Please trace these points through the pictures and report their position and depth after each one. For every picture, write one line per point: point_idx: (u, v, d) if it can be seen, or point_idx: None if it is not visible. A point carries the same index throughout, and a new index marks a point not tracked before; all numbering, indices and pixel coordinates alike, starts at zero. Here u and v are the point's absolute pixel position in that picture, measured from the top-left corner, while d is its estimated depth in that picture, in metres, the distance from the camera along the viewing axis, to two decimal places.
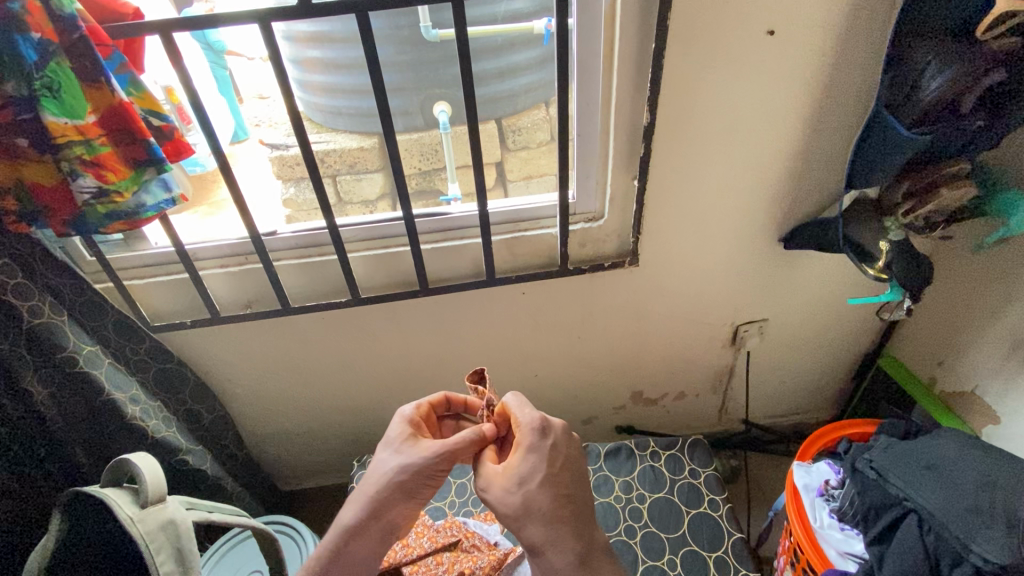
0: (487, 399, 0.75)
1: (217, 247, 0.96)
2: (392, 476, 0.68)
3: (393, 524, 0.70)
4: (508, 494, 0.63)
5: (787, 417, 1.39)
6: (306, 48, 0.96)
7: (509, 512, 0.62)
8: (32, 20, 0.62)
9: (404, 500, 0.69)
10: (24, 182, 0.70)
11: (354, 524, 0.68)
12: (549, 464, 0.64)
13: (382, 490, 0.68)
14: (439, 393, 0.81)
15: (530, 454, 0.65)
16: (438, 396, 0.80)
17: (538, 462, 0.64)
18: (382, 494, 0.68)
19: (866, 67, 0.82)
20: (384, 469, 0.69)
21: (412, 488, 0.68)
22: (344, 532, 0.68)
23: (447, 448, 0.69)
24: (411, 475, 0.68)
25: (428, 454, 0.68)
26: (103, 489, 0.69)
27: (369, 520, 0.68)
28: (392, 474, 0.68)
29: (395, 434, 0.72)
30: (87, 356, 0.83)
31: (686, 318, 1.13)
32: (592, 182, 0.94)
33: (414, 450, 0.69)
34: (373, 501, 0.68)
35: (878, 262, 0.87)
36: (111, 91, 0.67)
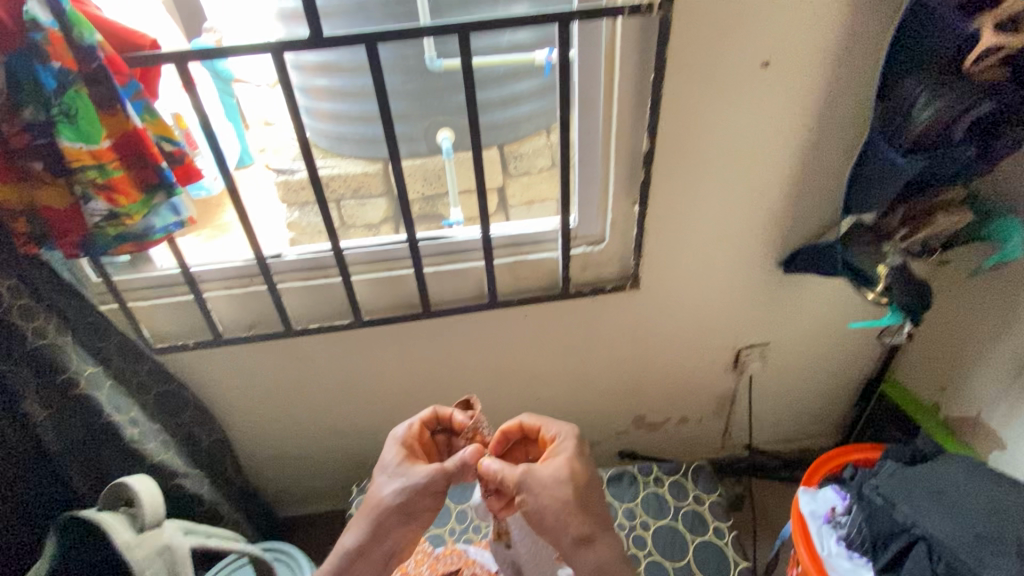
0: (477, 419, 0.75)
1: (221, 269, 0.96)
2: (391, 499, 0.69)
3: (396, 548, 0.70)
4: (560, 485, 0.67)
5: (790, 442, 1.38)
6: (314, 77, 0.99)
7: (562, 501, 0.66)
8: (53, 49, 0.64)
9: (405, 524, 0.70)
10: (36, 205, 0.71)
11: (355, 547, 0.70)
12: (587, 468, 0.71)
13: (381, 514, 0.69)
14: (430, 409, 0.80)
15: (574, 458, 0.71)
16: (429, 412, 0.79)
17: (580, 464, 0.71)
18: (382, 518, 0.69)
19: (859, 98, 0.85)
20: (383, 492, 0.70)
21: (413, 513, 0.69)
22: (345, 556, 0.70)
23: (445, 471, 0.69)
24: (411, 498, 0.69)
25: (427, 476, 0.69)
26: (99, 513, 0.69)
27: (371, 544, 0.69)
28: (391, 497, 0.69)
29: (390, 457, 0.74)
30: (89, 377, 0.83)
31: (688, 342, 1.14)
32: (594, 207, 0.95)
33: (413, 472, 0.70)
34: (373, 524, 0.69)
35: (878, 286, 0.90)
36: (126, 117, 0.69)
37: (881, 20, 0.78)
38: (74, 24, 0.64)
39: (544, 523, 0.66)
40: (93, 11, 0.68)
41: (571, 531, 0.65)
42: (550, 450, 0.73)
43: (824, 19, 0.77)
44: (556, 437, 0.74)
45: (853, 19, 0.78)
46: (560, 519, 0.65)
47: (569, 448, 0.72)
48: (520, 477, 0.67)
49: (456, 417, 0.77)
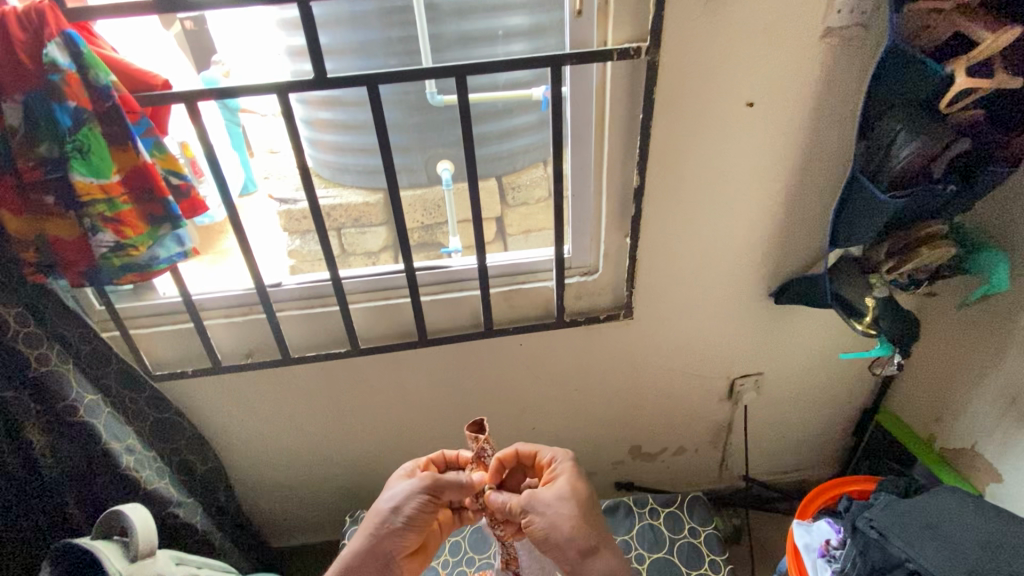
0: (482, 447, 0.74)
1: (223, 297, 0.99)
2: (382, 509, 0.76)
3: (388, 558, 0.76)
4: (563, 502, 0.72)
5: (788, 473, 1.37)
6: (318, 110, 1.03)
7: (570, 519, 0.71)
8: (70, 90, 0.67)
9: (393, 532, 0.75)
10: (45, 235, 0.74)
11: (348, 559, 0.75)
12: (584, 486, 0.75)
13: (372, 523, 0.76)
14: (436, 451, 0.84)
15: (571, 477, 0.76)
16: (436, 454, 0.84)
17: (577, 482, 0.75)
18: (372, 527, 0.76)
19: (842, 136, 0.88)
20: (385, 496, 0.77)
21: (402, 520, 0.75)
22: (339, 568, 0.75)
23: (431, 483, 0.76)
24: (399, 506, 0.75)
25: (416, 487, 0.76)
26: (92, 541, 0.70)
27: (362, 555, 0.75)
28: (382, 508, 0.76)
29: (397, 475, 0.81)
30: (87, 405, 0.83)
31: (682, 371, 1.14)
32: (587, 238, 0.98)
33: (403, 484, 0.77)
34: (365, 535, 0.76)
35: (866, 318, 0.91)
36: (136, 153, 0.72)
37: (860, 63, 0.82)
38: (91, 66, 0.68)
39: (549, 540, 0.70)
40: (107, 53, 0.71)
41: (577, 544, 0.69)
42: (549, 473, 0.77)
43: (805, 62, 0.81)
44: (552, 461, 0.78)
45: (833, 62, 0.82)
46: (569, 534, 0.70)
47: (566, 470, 0.76)
48: (524, 502, 0.72)
49: (462, 455, 0.82)
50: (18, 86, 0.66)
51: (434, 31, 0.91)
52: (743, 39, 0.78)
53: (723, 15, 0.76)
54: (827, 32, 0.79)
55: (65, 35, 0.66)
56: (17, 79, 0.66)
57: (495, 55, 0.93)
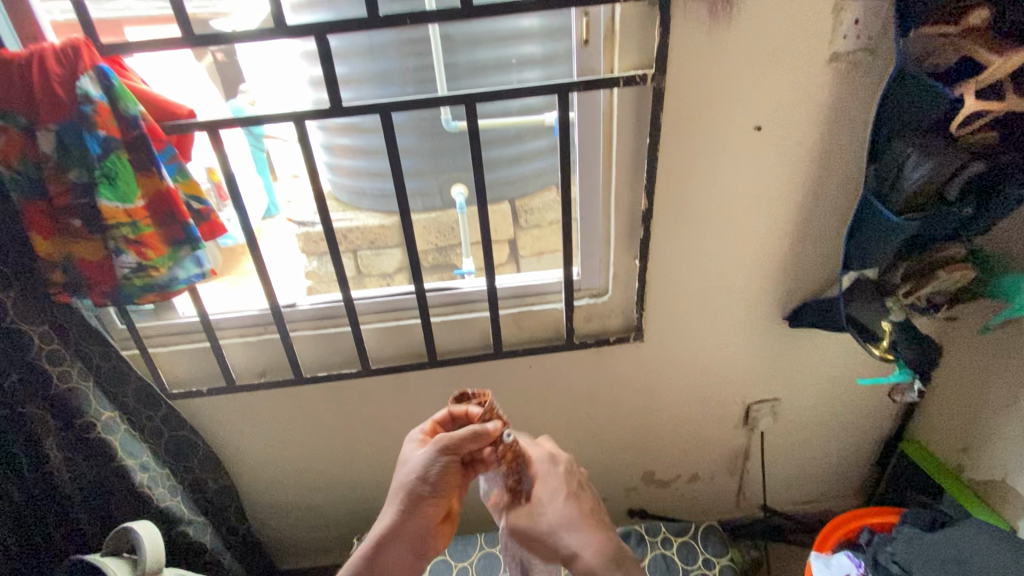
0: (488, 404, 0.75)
1: (239, 317, 1.01)
2: (408, 476, 0.72)
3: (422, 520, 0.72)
4: None
5: (809, 502, 1.32)
6: (337, 136, 1.06)
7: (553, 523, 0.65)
8: (100, 119, 0.71)
9: (424, 495, 0.72)
10: (72, 257, 0.77)
11: (382, 532, 0.71)
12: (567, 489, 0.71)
13: (401, 491, 0.72)
14: (444, 410, 0.79)
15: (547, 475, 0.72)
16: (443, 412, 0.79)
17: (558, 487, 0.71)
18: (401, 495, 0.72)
19: (854, 158, 0.87)
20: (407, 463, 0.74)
21: (431, 482, 0.71)
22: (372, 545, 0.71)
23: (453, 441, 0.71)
24: (427, 469, 0.71)
25: (433, 452, 0.71)
26: (103, 558, 0.72)
27: (396, 527, 0.71)
28: (406, 479, 0.72)
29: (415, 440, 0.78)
30: (105, 422, 0.85)
31: (695, 396, 1.13)
32: (596, 261, 0.98)
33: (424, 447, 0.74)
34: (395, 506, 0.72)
35: (883, 341, 0.90)
36: (159, 178, 0.75)
37: (869, 86, 0.82)
38: (121, 98, 0.72)
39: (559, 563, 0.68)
40: (137, 85, 0.75)
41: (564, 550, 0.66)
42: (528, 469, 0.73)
43: (813, 86, 0.82)
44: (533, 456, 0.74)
45: (842, 85, 0.82)
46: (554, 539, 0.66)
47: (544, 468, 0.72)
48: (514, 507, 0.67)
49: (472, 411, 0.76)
50: (53, 116, 0.70)
51: (449, 60, 0.93)
52: (749, 63, 0.79)
53: (729, 42, 0.77)
54: (834, 56, 0.80)
55: (98, 69, 0.71)
56: (52, 109, 0.69)
57: (509, 83, 0.96)
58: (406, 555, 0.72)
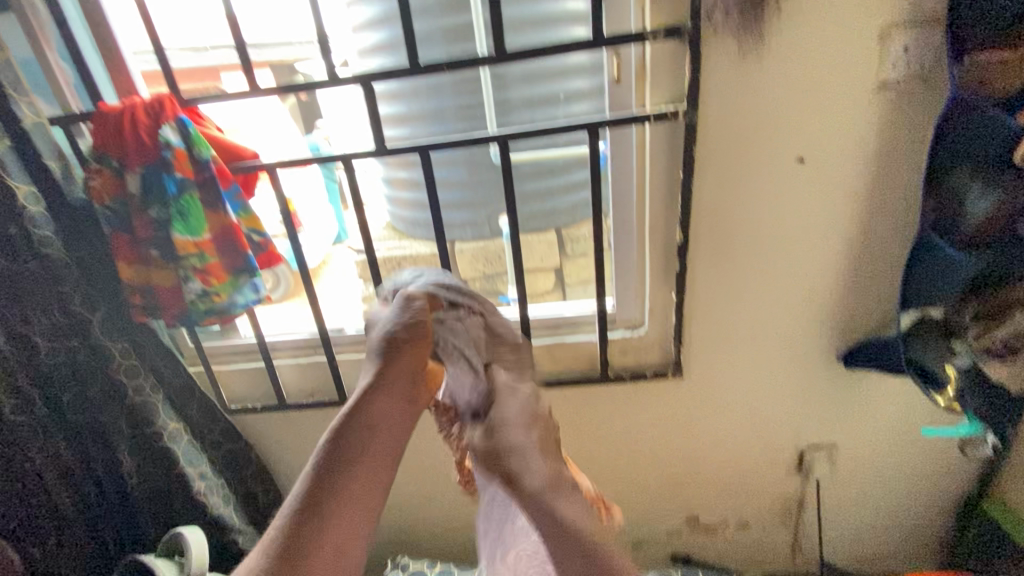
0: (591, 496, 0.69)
1: (292, 340, 1.09)
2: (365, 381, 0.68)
3: (388, 427, 0.67)
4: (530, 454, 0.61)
5: (877, 563, 1.20)
6: (398, 170, 1.14)
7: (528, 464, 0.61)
8: (177, 163, 0.80)
9: (387, 389, 0.67)
10: (149, 283, 0.87)
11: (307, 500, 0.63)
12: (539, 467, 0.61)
13: (357, 399, 0.67)
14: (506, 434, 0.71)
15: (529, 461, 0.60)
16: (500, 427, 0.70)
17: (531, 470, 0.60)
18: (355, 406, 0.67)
19: (912, 188, 0.82)
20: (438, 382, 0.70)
21: (391, 390, 0.67)
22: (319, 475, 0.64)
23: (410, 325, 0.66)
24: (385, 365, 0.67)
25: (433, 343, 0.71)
26: (156, 559, 0.81)
27: (345, 445, 0.65)
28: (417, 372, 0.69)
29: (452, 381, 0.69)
30: (170, 433, 0.94)
31: (742, 437, 1.07)
32: (631, 294, 0.98)
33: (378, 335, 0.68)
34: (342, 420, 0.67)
35: (948, 390, 0.82)
36: (225, 215, 0.83)
37: (925, 114, 0.77)
38: (196, 144, 0.81)
39: None
40: (211, 132, 0.85)
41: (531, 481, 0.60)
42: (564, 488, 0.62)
43: (861, 115, 0.78)
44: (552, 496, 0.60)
45: (893, 114, 0.78)
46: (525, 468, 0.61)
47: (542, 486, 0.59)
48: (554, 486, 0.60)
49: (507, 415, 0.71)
50: (140, 160, 0.80)
51: (501, 97, 0.97)
52: (790, 94, 0.77)
53: (765, 75, 0.76)
54: (882, 85, 0.76)
55: (179, 120, 0.80)
56: (140, 154, 0.80)
57: (557, 116, 0.99)
58: (369, 473, 0.65)
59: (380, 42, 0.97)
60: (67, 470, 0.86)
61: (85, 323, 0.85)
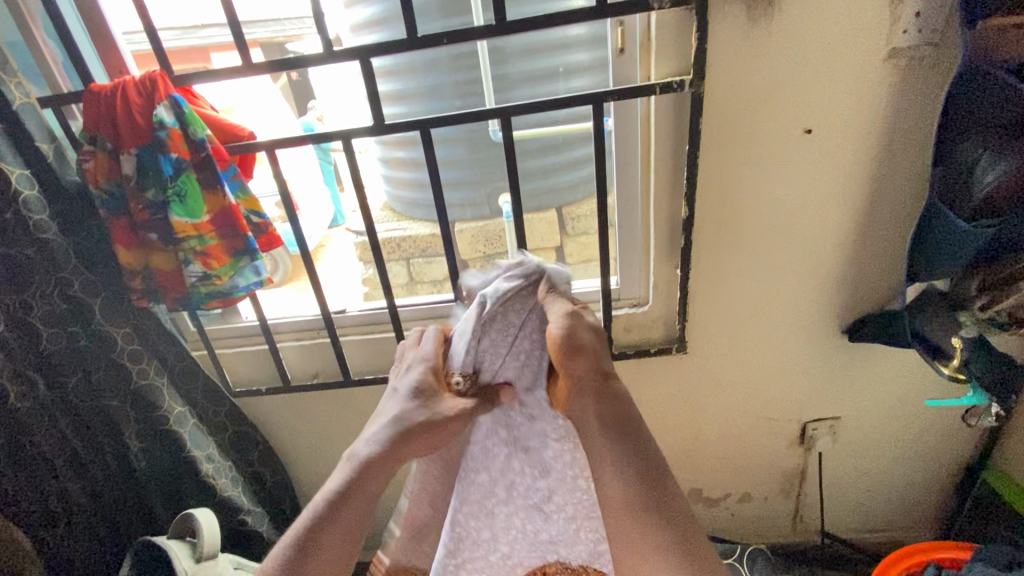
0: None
1: (296, 322, 1.09)
2: (364, 454, 0.58)
3: (371, 507, 0.58)
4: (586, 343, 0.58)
5: (876, 532, 1.22)
6: (394, 150, 1.12)
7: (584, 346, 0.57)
8: (173, 143, 0.78)
9: (387, 467, 0.57)
10: (149, 266, 0.86)
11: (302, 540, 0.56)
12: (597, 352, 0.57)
13: (348, 481, 0.57)
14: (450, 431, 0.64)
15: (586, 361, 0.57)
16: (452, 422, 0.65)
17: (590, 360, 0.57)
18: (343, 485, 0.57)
19: (920, 159, 0.81)
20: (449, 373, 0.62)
21: (394, 462, 0.57)
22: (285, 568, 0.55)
23: (477, 403, 0.59)
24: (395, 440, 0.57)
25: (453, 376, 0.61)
26: (169, 541, 0.82)
27: (324, 532, 0.56)
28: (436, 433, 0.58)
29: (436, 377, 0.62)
30: (177, 416, 0.94)
31: (745, 412, 1.08)
32: (635, 270, 0.97)
33: (417, 411, 0.58)
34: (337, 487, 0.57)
35: (953, 360, 0.82)
36: (223, 196, 0.82)
37: (937, 81, 0.76)
38: (190, 123, 0.79)
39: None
40: (206, 112, 0.83)
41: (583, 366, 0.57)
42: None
43: (869, 85, 0.77)
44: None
45: (903, 82, 0.76)
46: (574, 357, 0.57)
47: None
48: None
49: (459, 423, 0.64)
50: (135, 141, 0.79)
51: (500, 72, 0.96)
52: (798, 63, 0.75)
53: (773, 44, 0.74)
54: (892, 53, 0.74)
55: (172, 98, 0.78)
56: (134, 136, 0.78)
57: (556, 91, 0.98)
58: (337, 564, 0.57)
59: (373, 16, 0.95)
60: (75, 454, 0.86)
61: (87, 309, 0.84)
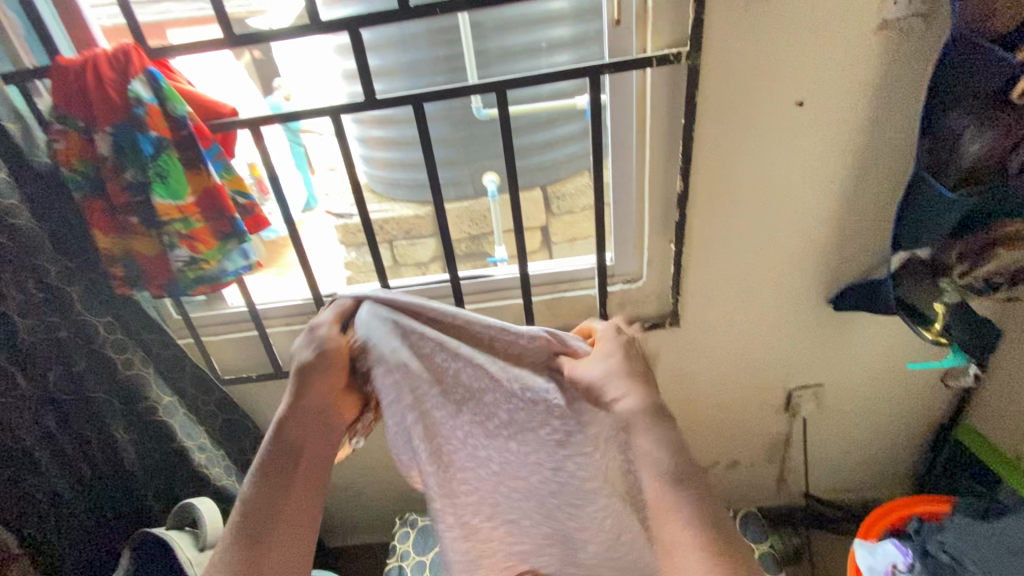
0: None
1: (284, 306, 1.06)
2: (279, 412, 0.62)
3: (316, 452, 0.61)
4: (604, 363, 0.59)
5: (854, 491, 1.29)
6: (371, 129, 1.09)
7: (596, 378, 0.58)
8: (151, 120, 0.74)
9: (312, 408, 0.62)
10: (129, 252, 0.82)
11: (246, 510, 0.57)
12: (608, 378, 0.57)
13: (274, 439, 0.60)
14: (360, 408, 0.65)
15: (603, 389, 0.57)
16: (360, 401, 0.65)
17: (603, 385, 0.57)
18: (277, 441, 0.60)
19: (906, 130, 0.83)
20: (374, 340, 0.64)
21: (311, 407, 0.61)
22: (236, 541, 0.55)
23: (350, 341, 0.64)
24: (302, 383, 0.62)
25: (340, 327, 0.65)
26: (168, 531, 0.81)
27: (264, 495, 0.58)
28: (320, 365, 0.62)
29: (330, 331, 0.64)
30: (165, 406, 0.92)
31: (735, 381, 1.11)
32: (630, 245, 0.98)
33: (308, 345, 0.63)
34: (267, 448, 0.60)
35: (935, 324, 0.86)
36: (207, 175, 0.78)
37: (925, 49, 0.77)
38: (169, 99, 0.75)
39: None
40: (183, 87, 0.79)
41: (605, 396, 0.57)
42: None
43: (860, 57, 0.78)
44: None
45: (893, 53, 0.77)
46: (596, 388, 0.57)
47: None
48: None
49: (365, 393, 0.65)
50: (108, 118, 0.74)
51: (479, 48, 0.95)
52: (790, 34, 0.76)
53: (767, 16, 0.75)
54: (883, 24, 0.76)
55: (147, 72, 0.74)
56: (106, 110, 0.74)
57: (539, 67, 0.97)
58: (289, 517, 0.57)
59: None
60: (59, 450, 0.83)
61: (66, 299, 0.80)
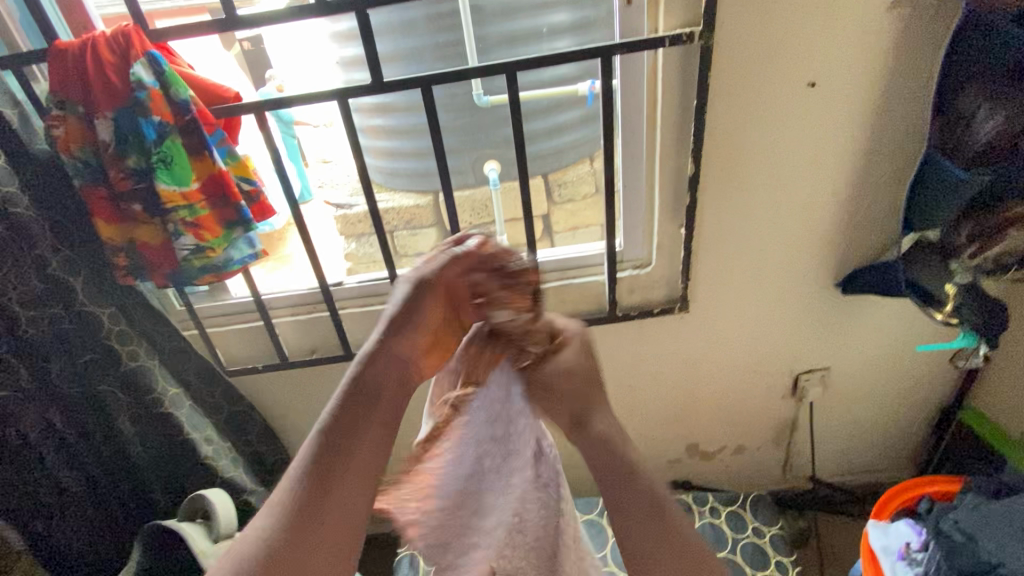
0: None
1: (289, 296, 1.05)
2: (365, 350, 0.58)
3: (397, 397, 0.57)
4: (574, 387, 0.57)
5: (858, 474, 1.30)
6: (370, 116, 1.05)
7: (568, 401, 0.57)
8: (153, 105, 0.73)
9: (396, 358, 0.58)
10: (134, 242, 0.81)
11: (317, 453, 0.53)
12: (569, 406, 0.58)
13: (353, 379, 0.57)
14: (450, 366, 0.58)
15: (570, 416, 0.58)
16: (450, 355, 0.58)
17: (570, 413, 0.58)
18: (360, 376, 0.57)
19: (916, 111, 0.82)
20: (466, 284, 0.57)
21: (398, 354, 0.58)
22: (306, 485, 0.52)
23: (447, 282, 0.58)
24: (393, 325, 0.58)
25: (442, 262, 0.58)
26: (180, 523, 0.80)
27: (341, 440, 0.54)
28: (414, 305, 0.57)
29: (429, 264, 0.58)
30: (172, 398, 0.90)
31: (741, 367, 1.11)
32: (639, 230, 0.97)
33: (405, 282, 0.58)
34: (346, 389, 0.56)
35: (946, 306, 0.84)
36: (211, 161, 0.77)
37: (938, 28, 0.76)
38: (171, 84, 0.73)
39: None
40: (185, 70, 0.77)
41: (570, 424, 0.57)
42: None
43: (873, 35, 0.77)
44: None
45: (906, 32, 0.77)
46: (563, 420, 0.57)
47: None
48: None
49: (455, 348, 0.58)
50: (110, 103, 0.73)
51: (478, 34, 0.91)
52: (804, 13, 0.75)
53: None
54: (896, 3, 0.75)
55: (149, 55, 0.72)
56: (108, 96, 0.72)
57: (541, 53, 0.94)
58: (362, 471, 0.54)
59: None
60: (67, 445, 0.79)
61: (68, 290, 0.78)
